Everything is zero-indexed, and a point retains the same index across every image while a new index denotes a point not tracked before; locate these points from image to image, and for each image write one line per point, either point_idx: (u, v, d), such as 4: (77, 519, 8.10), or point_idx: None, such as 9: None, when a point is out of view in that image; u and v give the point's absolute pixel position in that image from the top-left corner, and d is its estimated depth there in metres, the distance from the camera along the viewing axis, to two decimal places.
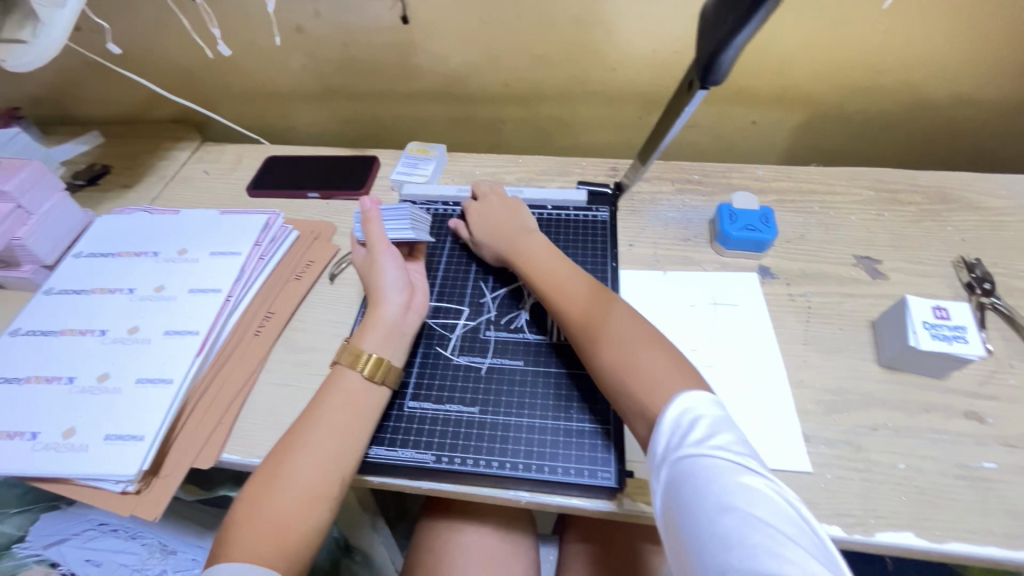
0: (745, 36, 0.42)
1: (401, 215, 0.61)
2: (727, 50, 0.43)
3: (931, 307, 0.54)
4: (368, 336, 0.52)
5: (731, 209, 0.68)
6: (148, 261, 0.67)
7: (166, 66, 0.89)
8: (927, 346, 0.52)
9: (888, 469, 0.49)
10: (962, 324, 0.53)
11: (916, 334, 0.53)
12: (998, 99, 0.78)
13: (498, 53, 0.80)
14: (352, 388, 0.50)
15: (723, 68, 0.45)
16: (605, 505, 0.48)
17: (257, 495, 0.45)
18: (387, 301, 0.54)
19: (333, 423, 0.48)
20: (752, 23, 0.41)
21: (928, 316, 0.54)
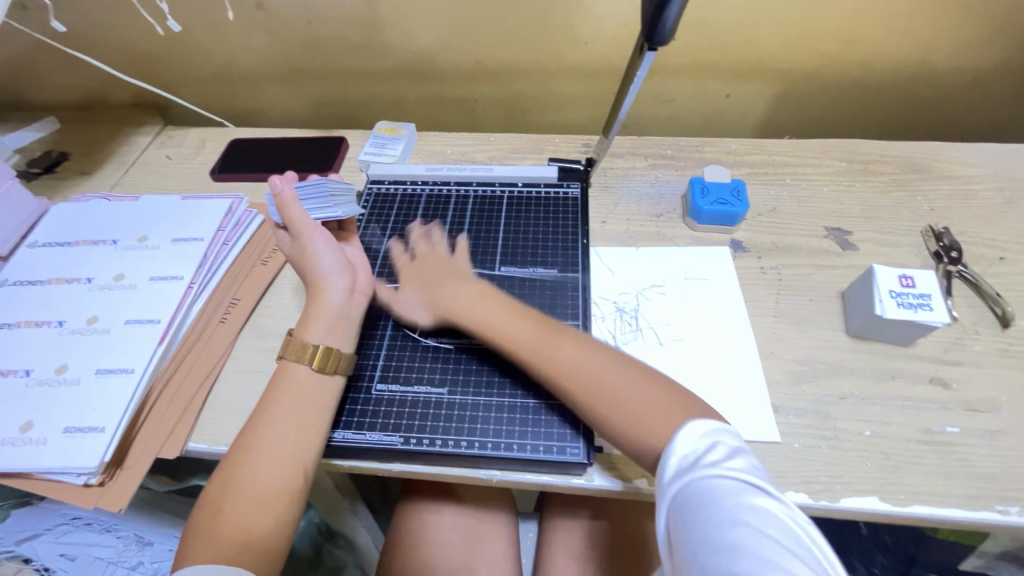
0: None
1: (318, 191, 0.59)
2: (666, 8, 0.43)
3: (898, 276, 0.54)
4: (314, 327, 0.51)
5: (702, 183, 0.67)
6: (107, 249, 0.64)
7: (120, 46, 0.86)
8: (893, 315, 0.52)
9: (855, 436, 0.50)
10: (928, 292, 0.53)
11: (883, 303, 0.53)
12: (970, 67, 0.78)
13: (466, 27, 0.78)
14: (304, 383, 0.49)
15: (666, 29, 0.44)
16: (575, 480, 0.48)
17: (218, 497, 0.44)
18: (331, 288, 0.53)
19: (288, 419, 0.47)
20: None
21: (894, 285, 0.54)
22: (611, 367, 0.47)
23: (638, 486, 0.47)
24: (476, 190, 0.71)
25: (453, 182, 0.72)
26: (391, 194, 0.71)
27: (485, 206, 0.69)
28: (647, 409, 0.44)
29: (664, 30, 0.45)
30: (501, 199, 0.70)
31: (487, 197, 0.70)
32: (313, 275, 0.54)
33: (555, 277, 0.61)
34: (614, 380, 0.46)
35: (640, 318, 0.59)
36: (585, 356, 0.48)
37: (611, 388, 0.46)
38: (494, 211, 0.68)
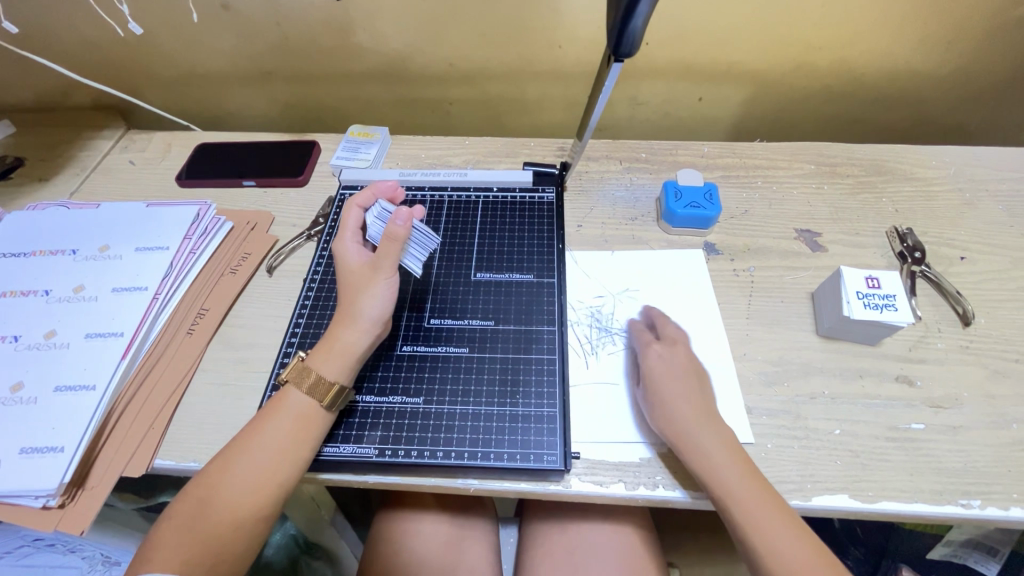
0: (646, 6, 0.42)
1: (425, 243, 0.57)
2: (631, 19, 0.43)
3: (864, 277, 0.56)
4: (323, 358, 0.49)
5: (676, 186, 0.68)
6: (66, 260, 0.62)
7: (78, 47, 0.82)
8: (860, 316, 0.54)
9: (825, 435, 0.51)
10: (892, 293, 0.54)
11: (850, 304, 0.54)
12: (932, 72, 0.80)
13: (439, 29, 0.77)
14: (297, 407, 0.47)
15: (632, 38, 0.45)
16: (553, 488, 0.48)
17: (189, 513, 0.43)
18: (345, 315, 0.50)
19: (275, 443, 0.45)
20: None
21: (861, 286, 0.55)
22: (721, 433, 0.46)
23: (615, 491, 0.48)
24: (451, 195, 0.70)
25: (427, 187, 0.71)
26: None
27: (460, 211, 0.68)
28: (776, 518, 0.43)
29: (630, 40, 0.45)
30: (476, 204, 0.69)
31: (462, 202, 0.69)
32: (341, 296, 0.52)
33: (532, 282, 0.61)
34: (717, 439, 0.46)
35: (615, 321, 0.59)
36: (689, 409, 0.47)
37: (755, 479, 0.45)
38: (469, 217, 0.68)
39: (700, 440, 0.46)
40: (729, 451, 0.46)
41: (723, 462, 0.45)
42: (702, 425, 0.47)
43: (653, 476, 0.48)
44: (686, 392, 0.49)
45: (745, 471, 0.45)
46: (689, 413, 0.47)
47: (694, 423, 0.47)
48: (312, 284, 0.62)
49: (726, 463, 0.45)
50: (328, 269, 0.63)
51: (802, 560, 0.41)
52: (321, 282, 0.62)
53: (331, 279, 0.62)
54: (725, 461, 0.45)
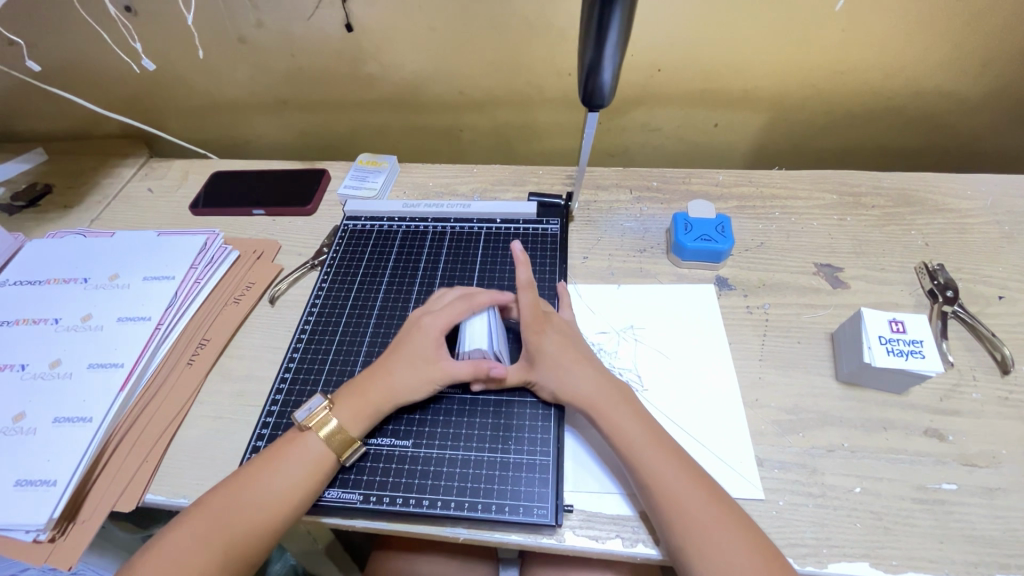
0: (611, 65, 0.47)
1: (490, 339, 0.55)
2: (601, 77, 0.48)
3: (888, 320, 0.52)
4: (347, 408, 0.49)
5: (686, 218, 0.65)
6: (77, 288, 0.63)
7: (105, 80, 0.86)
8: (883, 363, 0.50)
9: (844, 494, 0.47)
10: (919, 338, 0.50)
11: (871, 350, 0.50)
12: (965, 96, 0.76)
13: (449, 59, 0.78)
14: (312, 452, 0.47)
15: (605, 90, 0.49)
16: (546, 541, 0.45)
17: (180, 544, 0.42)
18: (387, 372, 0.51)
19: (284, 484, 0.45)
20: (609, 53, 0.46)
21: (884, 330, 0.52)
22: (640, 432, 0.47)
23: (611, 547, 0.45)
24: (454, 226, 0.69)
25: (430, 219, 0.70)
26: (367, 231, 0.70)
27: (462, 243, 0.67)
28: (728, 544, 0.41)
29: (602, 92, 0.50)
30: (479, 235, 0.68)
31: (464, 233, 0.68)
32: (399, 352, 0.52)
33: None
34: (635, 435, 0.47)
35: (618, 361, 0.56)
36: (605, 399, 0.49)
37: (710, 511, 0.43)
38: (471, 249, 0.66)
39: (663, 472, 0.44)
40: (689, 481, 0.44)
41: (684, 494, 0.43)
42: (662, 456, 0.45)
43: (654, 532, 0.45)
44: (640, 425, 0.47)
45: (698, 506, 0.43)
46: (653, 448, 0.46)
47: (651, 454, 0.45)
48: (311, 316, 0.61)
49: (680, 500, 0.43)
50: (327, 301, 0.63)
51: (734, 552, 0.41)
52: (319, 314, 0.62)
53: (329, 312, 0.62)
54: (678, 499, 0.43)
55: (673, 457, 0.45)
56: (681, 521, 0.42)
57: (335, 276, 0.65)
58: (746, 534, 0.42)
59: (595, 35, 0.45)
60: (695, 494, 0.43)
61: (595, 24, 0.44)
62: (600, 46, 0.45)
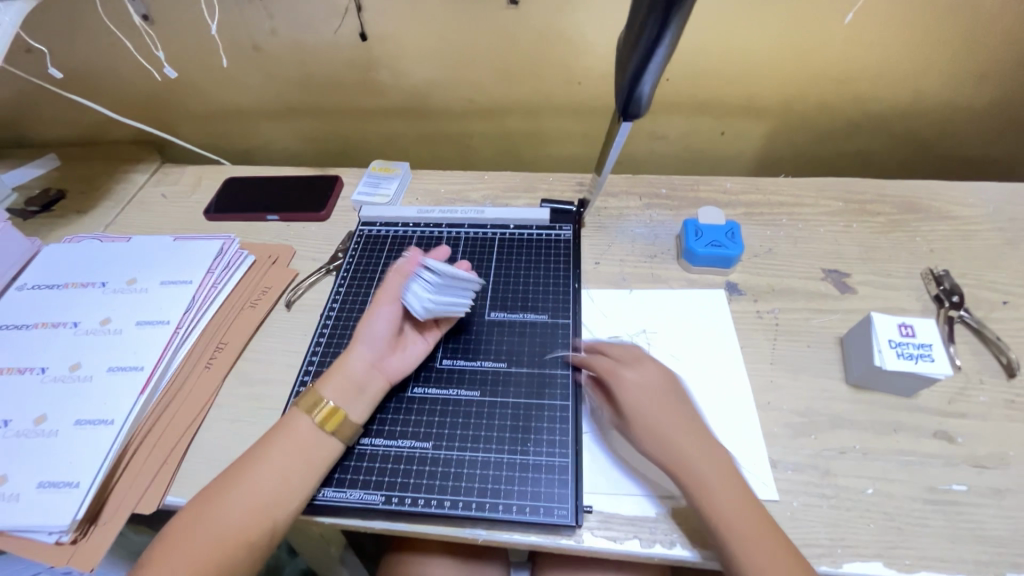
0: (652, 76, 0.48)
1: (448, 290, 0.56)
2: (641, 86, 0.48)
3: (897, 324, 0.53)
4: (329, 380, 0.50)
5: (696, 224, 0.66)
6: (95, 292, 0.64)
7: (119, 86, 0.87)
8: (893, 366, 0.51)
9: (856, 495, 0.48)
10: (928, 342, 0.51)
11: (882, 354, 0.52)
12: (966, 105, 0.78)
13: (461, 68, 0.79)
14: (307, 431, 0.48)
15: (642, 101, 0.49)
16: (565, 542, 0.46)
17: (189, 524, 0.44)
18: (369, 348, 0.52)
19: (275, 455, 0.47)
20: (655, 63, 0.47)
21: (894, 334, 0.53)
22: (694, 449, 0.46)
23: (629, 548, 0.45)
24: (467, 231, 0.70)
25: (444, 224, 0.71)
26: (381, 237, 0.71)
27: (476, 248, 0.68)
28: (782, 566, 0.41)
29: (640, 102, 0.50)
30: (492, 241, 0.69)
31: (478, 239, 0.69)
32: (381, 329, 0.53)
33: (546, 323, 0.60)
34: (689, 452, 0.46)
35: None
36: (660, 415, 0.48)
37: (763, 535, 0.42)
38: (485, 254, 0.67)
39: (716, 491, 0.44)
40: (740, 500, 0.44)
41: (740, 519, 0.43)
42: (717, 475, 0.45)
43: (671, 533, 0.46)
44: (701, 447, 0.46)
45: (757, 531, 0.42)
46: (715, 472, 0.45)
47: (706, 473, 0.45)
48: (328, 320, 0.62)
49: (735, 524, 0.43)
50: (344, 305, 0.64)
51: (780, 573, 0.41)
52: (336, 318, 0.62)
53: (345, 316, 0.62)
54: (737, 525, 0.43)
55: (727, 474, 0.45)
56: (733, 540, 0.42)
57: (351, 281, 0.66)
58: (794, 555, 0.41)
59: (645, 43, 0.45)
60: (749, 515, 0.43)
61: (649, 30, 0.44)
62: (647, 55, 0.46)
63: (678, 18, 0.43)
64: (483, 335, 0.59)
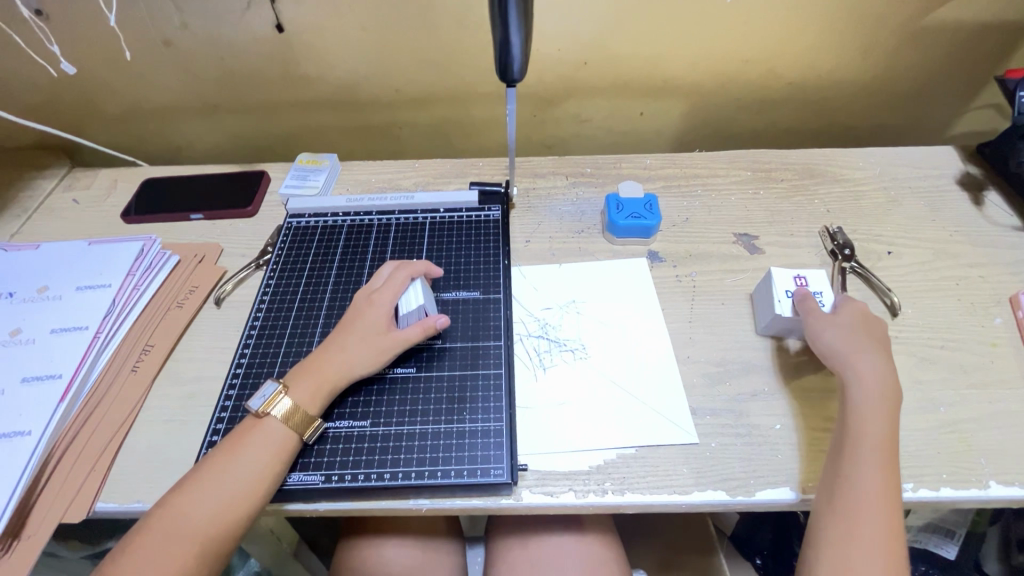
0: (517, 40, 0.51)
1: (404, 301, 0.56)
2: (510, 50, 0.51)
3: (793, 277, 0.60)
4: (298, 380, 0.51)
5: (618, 198, 0.70)
6: (1, 303, 0.61)
7: (15, 87, 0.82)
8: (792, 313, 0.57)
9: (766, 431, 0.53)
10: (819, 290, 0.59)
11: (781, 303, 0.57)
12: (852, 79, 0.86)
13: (382, 58, 0.79)
14: (275, 434, 0.48)
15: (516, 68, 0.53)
16: (504, 501, 0.48)
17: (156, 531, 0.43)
18: (336, 348, 0.52)
19: (220, 462, 0.46)
20: (515, 31, 0.50)
21: (790, 285, 0.59)
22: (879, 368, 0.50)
23: (565, 500, 0.49)
24: (398, 218, 0.71)
25: (375, 212, 0.72)
26: (311, 228, 0.70)
27: (407, 233, 0.69)
28: (885, 474, 0.46)
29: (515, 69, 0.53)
30: (423, 225, 0.70)
31: (409, 224, 0.70)
32: (348, 331, 0.53)
33: (478, 299, 0.62)
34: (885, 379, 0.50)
35: (562, 333, 0.60)
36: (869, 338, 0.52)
37: (895, 447, 0.47)
38: (417, 238, 0.69)
39: (867, 422, 0.48)
40: (885, 430, 0.47)
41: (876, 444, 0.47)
42: (878, 409, 0.48)
43: (603, 482, 0.49)
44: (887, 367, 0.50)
45: (894, 440, 0.47)
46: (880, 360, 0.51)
47: (871, 405, 0.48)
48: (259, 313, 0.62)
49: (887, 437, 0.47)
50: (275, 297, 0.63)
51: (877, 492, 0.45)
52: (267, 310, 0.62)
53: (277, 308, 0.62)
54: (890, 439, 0.47)
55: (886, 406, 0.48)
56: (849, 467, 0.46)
57: (281, 273, 0.66)
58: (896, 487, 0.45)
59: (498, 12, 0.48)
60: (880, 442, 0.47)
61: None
62: (505, 27, 0.49)
63: None
64: None
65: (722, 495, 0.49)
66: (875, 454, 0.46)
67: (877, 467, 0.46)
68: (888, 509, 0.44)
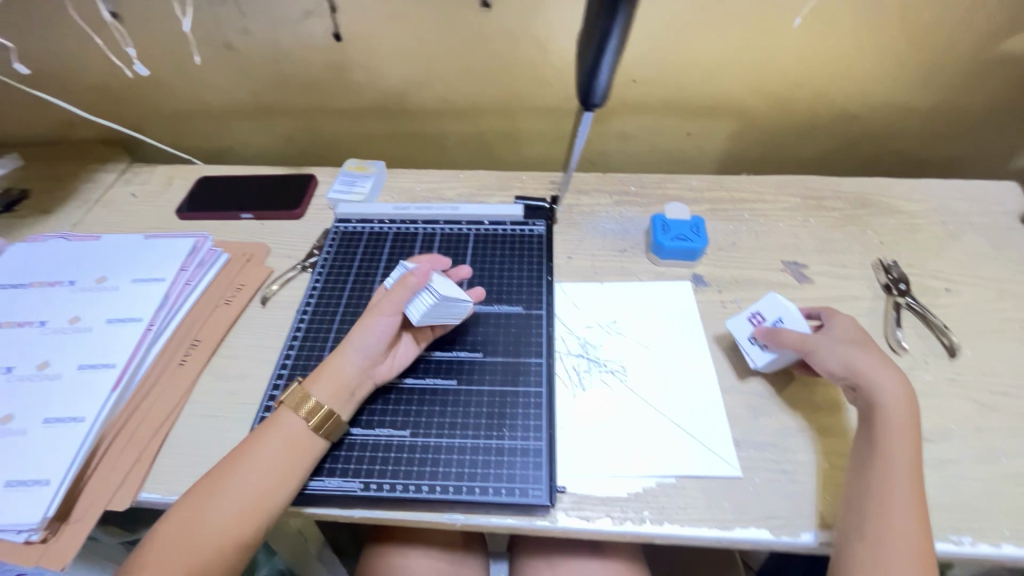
0: (609, 60, 0.50)
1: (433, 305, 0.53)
2: (600, 71, 0.50)
3: (748, 317, 0.58)
4: (318, 380, 0.50)
5: (664, 219, 0.69)
6: (63, 291, 0.63)
7: (86, 84, 0.86)
8: (764, 360, 0.55)
9: (814, 469, 0.51)
10: (777, 316, 0.56)
11: (751, 355, 0.57)
12: (911, 108, 0.83)
13: (434, 69, 0.81)
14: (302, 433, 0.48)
15: (600, 91, 0.52)
16: (540, 523, 0.48)
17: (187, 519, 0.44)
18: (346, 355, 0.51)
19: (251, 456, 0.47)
20: (609, 53, 0.49)
21: (748, 329, 0.58)
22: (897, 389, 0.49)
23: (602, 527, 0.48)
24: (443, 227, 0.72)
25: (420, 221, 0.73)
26: (358, 233, 0.72)
27: (452, 243, 0.70)
28: (914, 499, 0.45)
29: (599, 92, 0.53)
30: (468, 236, 0.71)
31: (454, 234, 0.71)
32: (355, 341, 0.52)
33: (521, 314, 0.62)
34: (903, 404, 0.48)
35: (603, 353, 0.59)
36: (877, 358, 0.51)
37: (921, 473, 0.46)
38: (461, 249, 0.69)
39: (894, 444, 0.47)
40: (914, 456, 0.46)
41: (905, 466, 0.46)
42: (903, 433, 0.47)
43: (641, 511, 0.48)
44: (902, 385, 0.49)
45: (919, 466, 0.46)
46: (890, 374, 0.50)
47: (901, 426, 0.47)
48: (304, 315, 0.63)
49: (915, 466, 0.46)
50: (321, 300, 0.64)
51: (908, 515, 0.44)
52: (313, 313, 0.63)
53: (322, 311, 0.63)
54: (917, 465, 0.46)
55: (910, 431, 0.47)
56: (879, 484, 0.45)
57: (327, 277, 0.67)
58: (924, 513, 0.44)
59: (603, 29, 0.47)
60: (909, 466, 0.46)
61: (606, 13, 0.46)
62: (601, 48, 0.49)
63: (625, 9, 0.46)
64: (466, 331, 0.60)
65: (765, 533, 0.47)
66: (904, 475, 0.45)
67: (909, 490, 0.45)
68: (916, 540, 0.43)
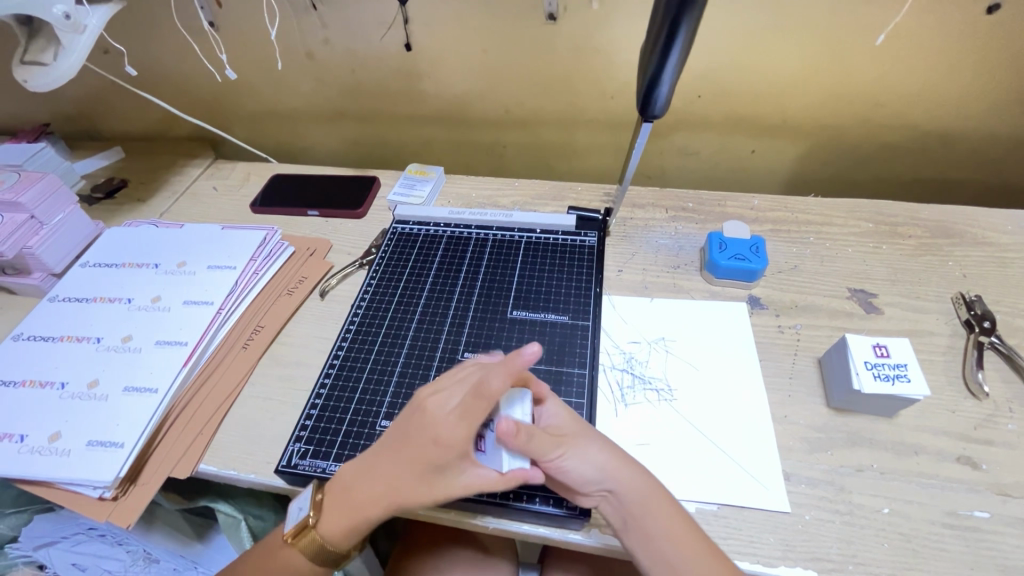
0: (672, 69, 0.49)
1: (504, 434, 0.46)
2: (660, 84, 0.50)
3: (872, 345, 0.54)
4: (328, 521, 0.47)
5: (721, 237, 0.67)
6: (148, 272, 0.69)
7: (183, 86, 0.94)
8: (871, 390, 0.51)
9: (871, 513, 0.47)
10: (903, 362, 0.52)
11: (859, 376, 0.51)
12: (1007, 133, 0.77)
13: (498, 81, 0.83)
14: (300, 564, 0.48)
15: (661, 102, 0.51)
16: (572, 536, 0.47)
17: None
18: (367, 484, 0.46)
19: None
20: (672, 63, 0.48)
21: (869, 355, 0.53)
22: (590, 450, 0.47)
23: None
24: (496, 234, 0.73)
25: (474, 226, 0.74)
26: (414, 235, 0.74)
27: (503, 250, 0.71)
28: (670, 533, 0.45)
29: (659, 104, 0.52)
30: (519, 244, 0.71)
31: (505, 241, 0.72)
32: (403, 448, 0.45)
33: (566, 324, 0.62)
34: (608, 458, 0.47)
35: (648, 370, 0.58)
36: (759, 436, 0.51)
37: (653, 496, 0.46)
38: (512, 256, 0.70)
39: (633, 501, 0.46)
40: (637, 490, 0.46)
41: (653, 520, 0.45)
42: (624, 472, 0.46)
43: None
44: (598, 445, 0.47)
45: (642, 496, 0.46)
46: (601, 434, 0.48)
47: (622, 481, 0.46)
48: (359, 310, 0.65)
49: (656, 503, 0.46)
50: (374, 297, 0.67)
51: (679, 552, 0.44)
52: (366, 308, 0.65)
53: (375, 308, 0.65)
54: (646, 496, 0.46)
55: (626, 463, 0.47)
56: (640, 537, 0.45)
57: (382, 275, 0.69)
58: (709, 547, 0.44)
59: (666, 34, 0.46)
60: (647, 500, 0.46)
61: (669, 17, 0.45)
62: (663, 58, 0.48)
63: (690, 19, 0.45)
64: (511, 337, 0.61)
65: None
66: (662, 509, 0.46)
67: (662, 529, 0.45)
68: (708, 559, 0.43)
